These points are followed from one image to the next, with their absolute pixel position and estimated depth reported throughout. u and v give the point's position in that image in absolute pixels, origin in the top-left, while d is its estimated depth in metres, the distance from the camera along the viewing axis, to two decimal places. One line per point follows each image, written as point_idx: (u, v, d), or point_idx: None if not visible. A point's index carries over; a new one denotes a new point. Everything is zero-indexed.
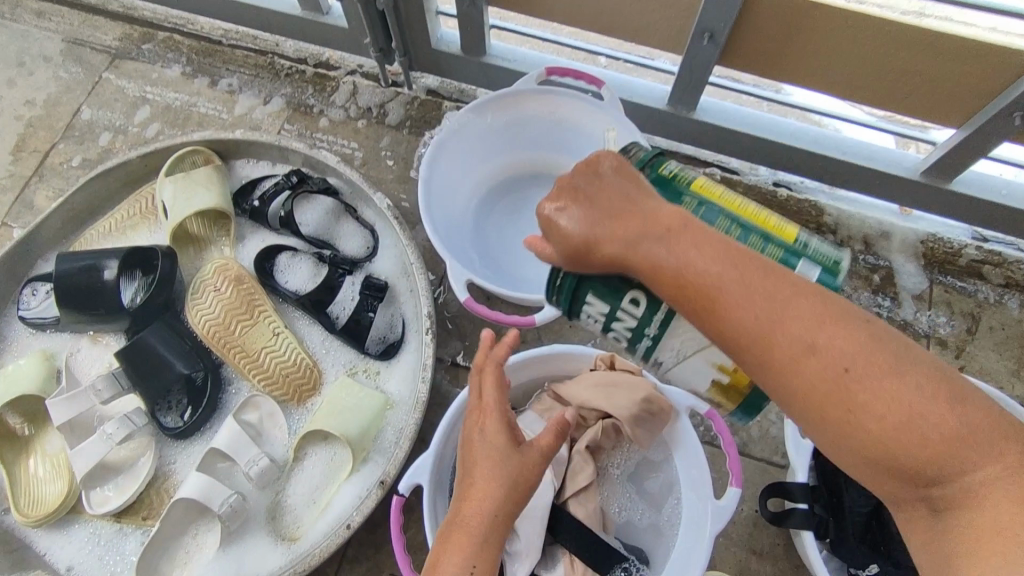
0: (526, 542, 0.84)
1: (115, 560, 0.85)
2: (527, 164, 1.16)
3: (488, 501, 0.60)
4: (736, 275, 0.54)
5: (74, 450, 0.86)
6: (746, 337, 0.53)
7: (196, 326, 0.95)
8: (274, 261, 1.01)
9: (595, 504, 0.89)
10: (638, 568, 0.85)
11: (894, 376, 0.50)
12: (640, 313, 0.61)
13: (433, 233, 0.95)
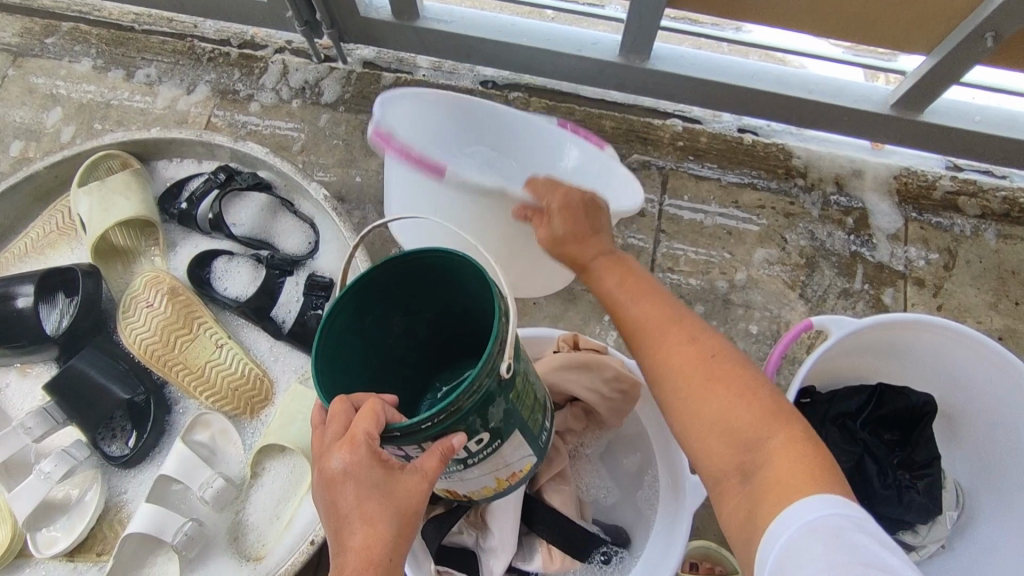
0: (498, 539, 0.81)
1: None
2: None
3: (376, 550, 0.49)
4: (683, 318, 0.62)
5: (13, 493, 0.81)
6: (679, 345, 0.60)
7: (132, 346, 0.89)
8: (209, 267, 0.94)
9: (570, 490, 0.86)
10: (617, 552, 0.84)
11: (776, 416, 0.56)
12: (474, 449, 0.56)
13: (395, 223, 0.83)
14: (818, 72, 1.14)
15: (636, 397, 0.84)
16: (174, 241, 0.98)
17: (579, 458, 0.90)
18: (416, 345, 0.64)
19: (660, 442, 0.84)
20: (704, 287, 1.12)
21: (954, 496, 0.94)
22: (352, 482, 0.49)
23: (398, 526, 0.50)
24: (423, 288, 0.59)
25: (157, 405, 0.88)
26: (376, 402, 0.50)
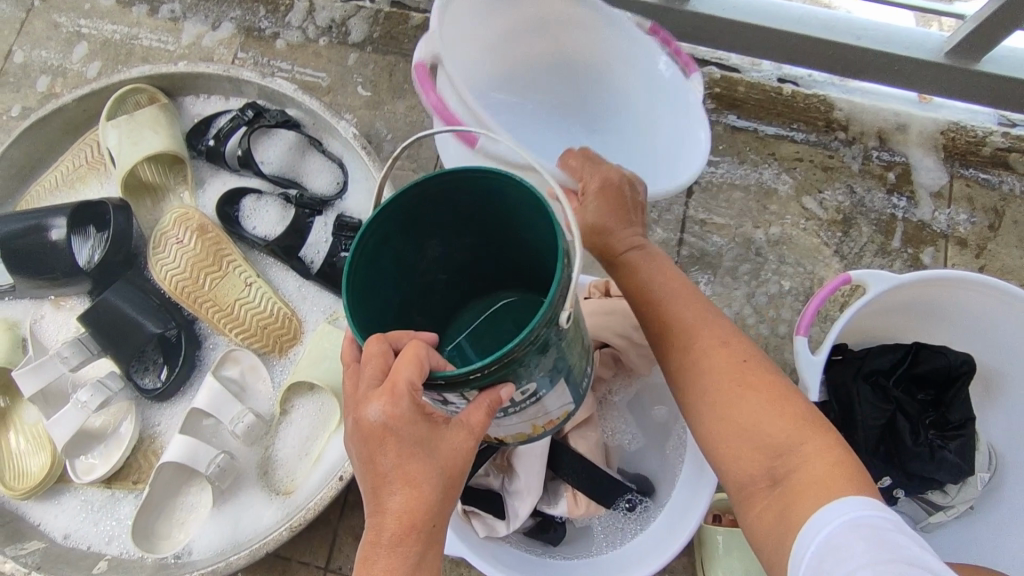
0: (525, 481, 0.81)
1: (113, 524, 0.83)
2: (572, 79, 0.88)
3: (420, 511, 0.49)
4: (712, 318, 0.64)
5: (52, 420, 0.82)
6: (704, 345, 0.62)
7: (162, 282, 0.89)
8: (238, 205, 0.94)
9: (597, 437, 0.86)
10: (641, 500, 0.84)
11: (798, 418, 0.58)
12: (517, 400, 0.54)
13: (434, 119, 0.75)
14: (868, 17, 1.09)
15: None
16: (202, 179, 0.97)
17: (607, 404, 0.90)
18: (443, 267, 0.63)
19: None
20: (735, 241, 1.09)
21: (987, 458, 0.91)
22: (396, 440, 0.48)
23: (442, 486, 0.49)
24: (463, 210, 0.57)
25: (189, 340, 0.88)
26: (418, 348, 0.47)
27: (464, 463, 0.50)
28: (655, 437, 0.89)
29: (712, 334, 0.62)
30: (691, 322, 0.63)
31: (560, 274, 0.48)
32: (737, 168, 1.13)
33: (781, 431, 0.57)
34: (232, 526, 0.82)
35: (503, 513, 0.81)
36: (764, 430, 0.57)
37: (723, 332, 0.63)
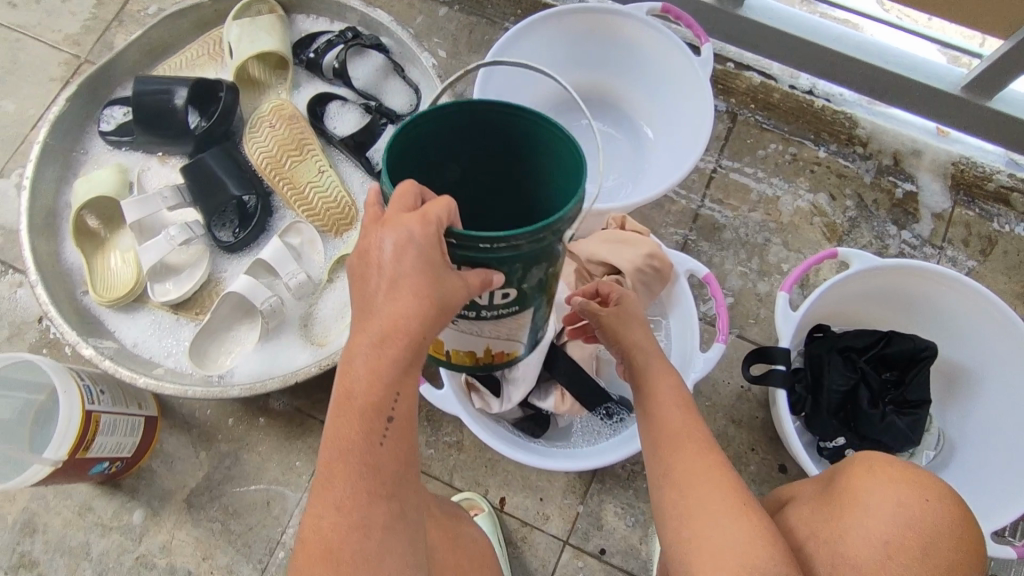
0: (521, 371, 0.93)
1: (174, 342, 0.99)
2: (596, 84, 1.23)
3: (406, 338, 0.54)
4: (699, 437, 0.72)
5: (143, 246, 0.98)
6: (691, 456, 0.70)
7: (251, 157, 1.05)
8: (325, 107, 1.10)
9: (590, 350, 0.97)
10: (618, 412, 0.97)
11: (771, 547, 0.63)
12: (487, 301, 0.58)
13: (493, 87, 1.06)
14: (882, 38, 1.21)
15: (667, 279, 0.95)
16: (298, 82, 1.14)
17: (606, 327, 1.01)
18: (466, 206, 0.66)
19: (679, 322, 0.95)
20: (745, 224, 1.20)
21: (935, 439, 1.01)
22: (403, 271, 0.53)
23: (430, 324, 0.54)
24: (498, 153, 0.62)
25: (263, 208, 1.03)
26: (450, 201, 0.53)
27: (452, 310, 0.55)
28: None
29: (693, 443, 0.71)
30: (673, 424, 0.73)
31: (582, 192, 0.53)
32: (760, 162, 1.25)
33: (756, 560, 0.62)
34: (270, 361, 0.96)
35: (498, 394, 0.94)
36: (746, 558, 0.62)
37: (701, 437, 0.72)
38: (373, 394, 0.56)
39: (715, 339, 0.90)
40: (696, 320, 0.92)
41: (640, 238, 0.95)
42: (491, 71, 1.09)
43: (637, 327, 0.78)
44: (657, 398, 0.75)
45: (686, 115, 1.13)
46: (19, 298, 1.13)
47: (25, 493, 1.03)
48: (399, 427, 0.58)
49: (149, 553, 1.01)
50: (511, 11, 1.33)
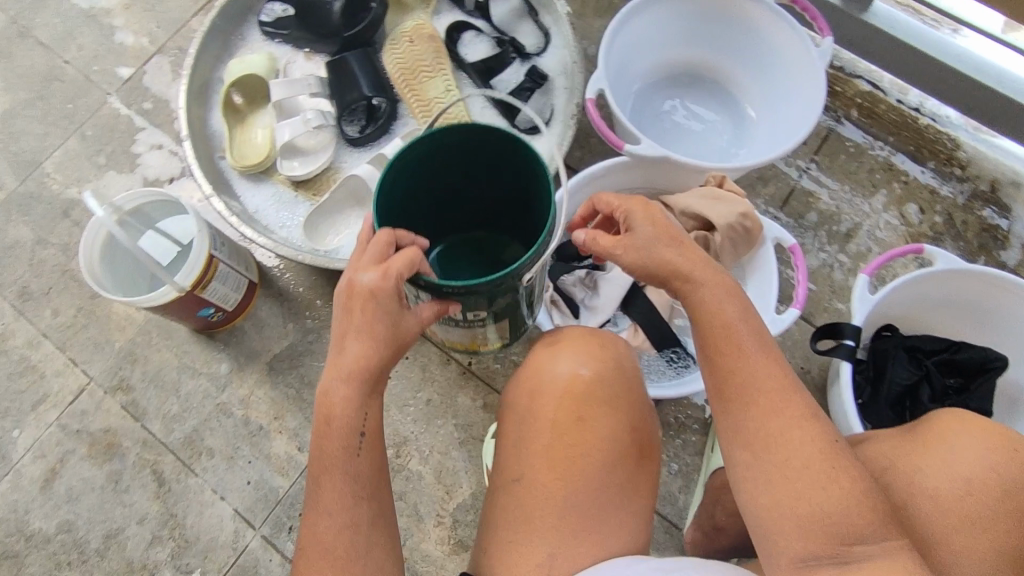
0: (604, 300, 0.96)
1: (289, 216, 1.08)
2: (710, 63, 1.27)
3: (370, 359, 0.64)
4: (769, 376, 0.65)
5: (281, 123, 1.08)
6: (756, 403, 0.64)
7: (388, 68, 1.13)
8: (460, 36, 1.16)
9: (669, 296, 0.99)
10: (682, 360, 1.00)
11: (858, 492, 0.60)
12: (461, 313, 0.71)
13: (614, 43, 1.13)
14: (999, 61, 1.20)
15: (753, 242, 0.96)
16: (439, 9, 1.20)
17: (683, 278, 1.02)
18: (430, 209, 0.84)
19: (756, 286, 0.97)
20: (831, 219, 1.23)
21: None
22: (371, 305, 0.63)
23: (387, 351, 0.65)
24: (479, 172, 0.79)
25: (389, 112, 1.10)
26: (415, 253, 0.63)
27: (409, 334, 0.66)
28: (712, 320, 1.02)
29: (769, 387, 0.64)
30: (750, 366, 0.65)
31: (541, 240, 0.65)
32: (856, 164, 1.27)
33: (841, 511, 0.59)
34: None
35: (576, 315, 0.97)
36: (828, 509, 0.59)
37: (783, 373, 0.66)
38: (342, 422, 0.65)
39: (789, 305, 0.90)
40: (775, 285, 0.94)
41: (737, 198, 0.96)
42: (620, 30, 1.14)
43: (647, 225, 0.71)
44: (731, 334, 0.67)
45: (794, 104, 1.16)
46: (155, 156, 1.28)
47: (134, 326, 1.15)
48: (354, 456, 0.64)
49: (229, 404, 1.09)
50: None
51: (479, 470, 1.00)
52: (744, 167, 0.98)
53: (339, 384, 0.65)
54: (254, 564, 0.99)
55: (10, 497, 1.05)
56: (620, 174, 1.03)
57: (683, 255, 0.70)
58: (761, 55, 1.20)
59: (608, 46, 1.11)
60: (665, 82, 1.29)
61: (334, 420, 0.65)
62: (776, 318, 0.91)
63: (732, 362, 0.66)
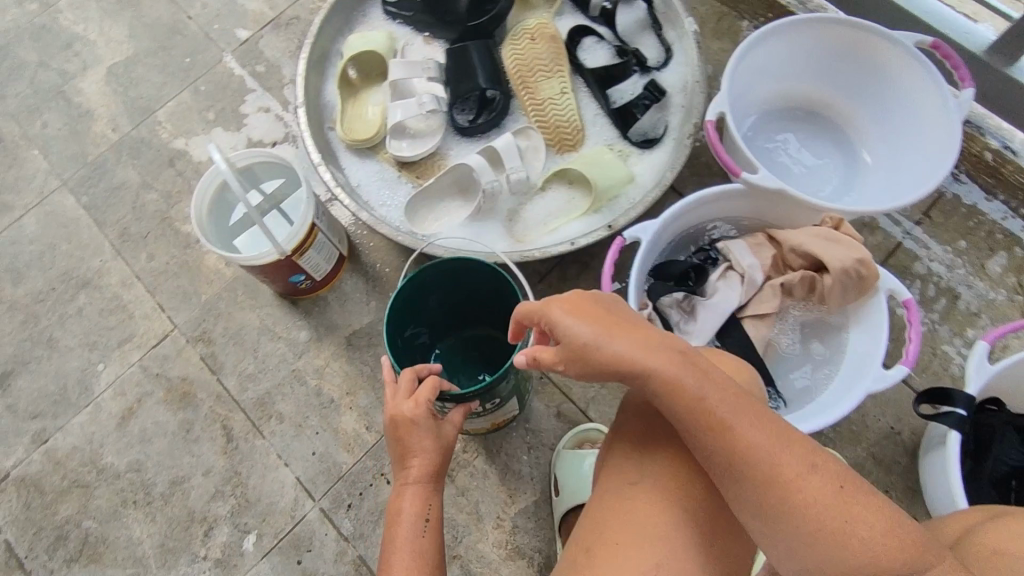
0: (702, 326, 0.93)
1: (390, 195, 1.09)
2: (829, 100, 1.16)
3: (425, 461, 0.78)
4: (738, 416, 0.61)
5: (394, 103, 1.07)
6: (743, 457, 0.59)
7: (507, 62, 1.11)
8: (581, 40, 1.13)
9: (767, 333, 0.94)
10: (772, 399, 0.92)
11: (874, 518, 0.55)
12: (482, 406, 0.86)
13: (734, 69, 1.03)
14: None
15: (864, 290, 0.89)
16: (562, 10, 1.17)
17: (783, 317, 0.96)
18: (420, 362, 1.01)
19: (864, 337, 0.90)
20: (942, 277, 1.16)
21: None
22: (416, 428, 0.78)
23: (436, 451, 0.79)
24: (465, 288, 0.97)
25: (502, 108, 1.09)
26: (434, 380, 0.79)
27: (449, 440, 0.81)
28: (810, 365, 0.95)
29: (748, 423, 0.60)
30: (734, 433, 0.60)
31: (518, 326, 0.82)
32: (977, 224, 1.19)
33: (864, 542, 0.55)
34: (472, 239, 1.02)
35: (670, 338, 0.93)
36: (851, 542, 0.55)
37: (770, 421, 0.61)
38: (408, 519, 0.76)
39: (898, 363, 0.83)
40: (886, 338, 0.86)
41: (855, 243, 0.90)
42: (742, 54, 1.05)
43: (576, 315, 0.65)
44: (701, 403, 0.61)
45: (922, 156, 1.03)
46: (260, 118, 1.28)
47: (222, 281, 1.16)
48: (418, 542, 0.75)
49: (304, 371, 1.09)
50: (763, 13, 1.24)
51: (545, 478, 0.99)
52: (867, 210, 0.91)
53: (406, 489, 0.78)
54: (309, 535, 1.00)
55: (88, 429, 1.09)
56: (730, 201, 0.98)
57: (622, 333, 0.64)
58: (889, 99, 1.08)
59: (731, 72, 1.03)
60: (776, 113, 1.18)
61: (401, 521, 0.77)
62: (880, 375, 0.83)
63: (709, 413, 0.61)
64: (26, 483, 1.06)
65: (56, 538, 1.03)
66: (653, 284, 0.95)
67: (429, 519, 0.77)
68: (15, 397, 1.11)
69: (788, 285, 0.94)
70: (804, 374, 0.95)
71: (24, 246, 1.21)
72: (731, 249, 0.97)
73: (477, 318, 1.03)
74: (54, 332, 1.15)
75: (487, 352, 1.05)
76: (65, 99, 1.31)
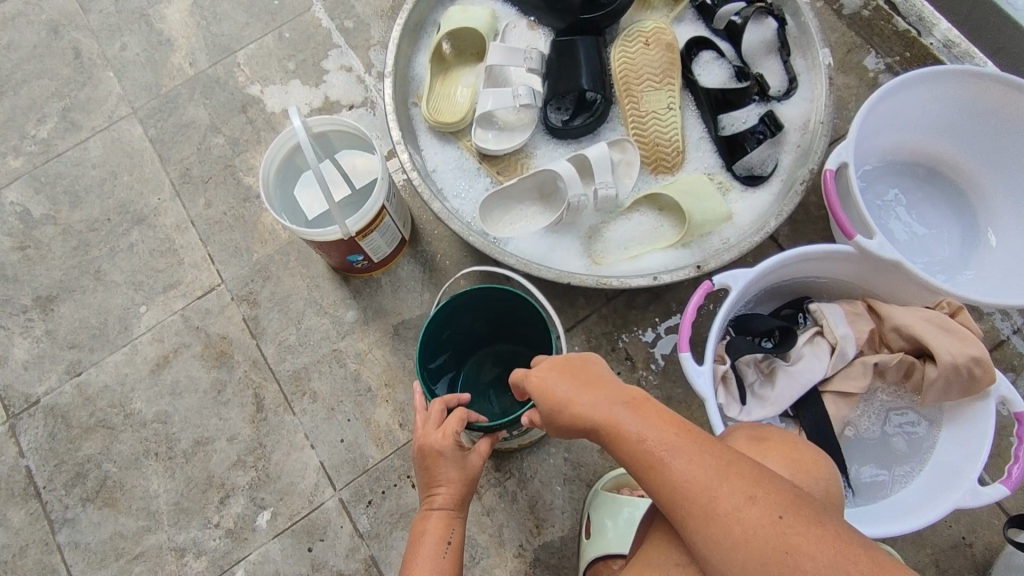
0: (779, 394, 0.84)
1: (465, 186, 1.02)
2: (962, 164, 1.00)
3: (450, 491, 0.71)
4: (685, 453, 0.60)
5: (487, 89, 1.00)
6: (689, 494, 0.58)
7: (614, 65, 1.02)
8: (698, 54, 1.03)
9: (847, 414, 0.84)
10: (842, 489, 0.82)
11: (823, 541, 0.54)
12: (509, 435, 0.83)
13: (863, 113, 0.90)
14: None
15: (972, 392, 0.78)
16: (682, 17, 1.07)
17: (868, 398, 0.86)
18: (439, 383, 0.95)
19: (961, 443, 0.79)
20: None
21: None
22: (444, 460, 0.72)
23: (464, 485, 0.72)
24: (502, 311, 0.93)
25: (601, 114, 1.00)
26: (463, 411, 0.73)
27: (477, 469, 0.74)
28: (888, 461, 0.84)
29: (696, 458, 0.59)
30: (674, 472, 0.59)
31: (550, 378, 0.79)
32: None
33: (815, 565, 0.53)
34: (545, 251, 0.96)
35: (742, 402, 0.84)
36: (803, 564, 0.53)
37: (708, 451, 0.60)
38: (429, 542, 0.70)
39: (1001, 482, 0.72)
40: (988, 454, 0.75)
41: (973, 340, 0.79)
42: (878, 98, 0.91)
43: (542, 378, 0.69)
44: (644, 447, 0.61)
45: None
46: (340, 77, 1.19)
47: (276, 243, 1.11)
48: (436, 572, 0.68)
49: (345, 353, 1.04)
50: (900, 52, 1.12)
51: (576, 515, 0.94)
52: (994, 303, 0.80)
53: (430, 512, 0.72)
54: (324, 524, 0.97)
55: (121, 369, 1.06)
56: (834, 264, 0.87)
57: (576, 391, 0.67)
58: None
59: (860, 117, 0.90)
60: (898, 167, 1.04)
61: (420, 543, 0.70)
62: (972, 490, 0.72)
63: (660, 458, 0.60)
64: (54, 412, 1.05)
65: (75, 475, 1.02)
66: (734, 337, 0.86)
67: (451, 544, 0.70)
68: (56, 323, 1.10)
69: (883, 367, 0.83)
70: (880, 467, 0.84)
71: (86, 170, 1.18)
72: (825, 313, 0.86)
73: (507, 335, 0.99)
74: (103, 264, 1.12)
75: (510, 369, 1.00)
76: (147, 23, 1.25)
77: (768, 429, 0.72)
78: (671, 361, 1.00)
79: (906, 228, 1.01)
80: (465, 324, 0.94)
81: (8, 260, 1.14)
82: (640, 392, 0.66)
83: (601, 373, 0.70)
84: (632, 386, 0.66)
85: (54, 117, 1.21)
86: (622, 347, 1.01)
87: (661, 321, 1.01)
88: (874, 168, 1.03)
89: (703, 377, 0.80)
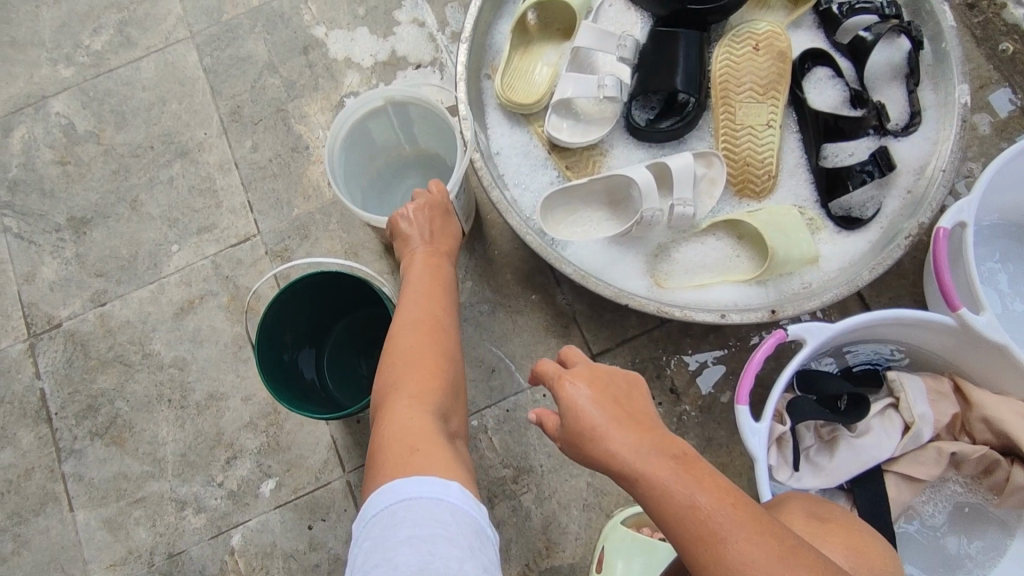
0: (837, 466, 0.76)
1: (528, 175, 0.94)
2: None
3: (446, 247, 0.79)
4: (743, 531, 0.48)
5: (570, 74, 0.90)
6: None
7: (714, 67, 0.91)
8: (813, 68, 0.91)
9: (907, 499, 0.77)
10: None
11: None
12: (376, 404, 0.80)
13: (997, 164, 0.79)
14: None
15: None
16: (799, 22, 0.95)
17: (934, 489, 0.78)
18: (311, 373, 0.88)
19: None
20: None
21: None
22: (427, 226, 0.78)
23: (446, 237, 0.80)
24: (352, 292, 0.86)
25: (692, 120, 0.90)
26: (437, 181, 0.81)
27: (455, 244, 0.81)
28: (940, 558, 0.78)
29: (753, 532, 0.48)
30: (730, 554, 0.48)
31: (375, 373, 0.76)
32: None
33: None
34: (606, 263, 0.88)
35: (795, 466, 0.77)
36: None
37: (769, 532, 0.49)
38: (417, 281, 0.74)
39: None
40: None
41: None
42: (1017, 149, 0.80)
43: (573, 394, 0.59)
44: (697, 515, 0.49)
45: None
46: (411, 31, 1.10)
47: (318, 201, 1.05)
48: (429, 299, 0.71)
49: None
50: None
51: (589, 545, 0.89)
52: None
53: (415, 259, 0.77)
54: (328, 503, 0.93)
55: (145, 307, 1.03)
56: (929, 333, 0.78)
57: (616, 419, 0.56)
58: None
59: (993, 169, 0.79)
60: (1013, 232, 0.92)
61: (410, 285, 0.74)
62: None
63: (713, 526, 0.49)
64: (74, 339, 1.02)
65: (87, 408, 1.00)
66: (798, 395, 0.78)
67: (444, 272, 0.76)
68: (87, 248, 1.06)
69: (961, 458, 0.75)
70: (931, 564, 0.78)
71: (136, 91, 1.12)
72: (905, 386, 0.78)
73: (357, 307, 0.90)
74: (140, 194, 1.08)
75: (375, 332, 0.91)
76: None
77: (829, 505, 0.63)
78: (717, 400, 0.92)
79: (1014, 301, 0.90)
80: (306, 322, 0.86)
81: (49, 173, 1.10)
82: (690, 449, 0.54)
83: (646, 411, 0.59)
84: (682, 440, 0.55)
85: (110, 29, 1.15)
86: (668, 375, 0.93)
87: (714, 353, 0.93)
88: (986, 229, 0.91)
89: (759, 438, 0.72)
